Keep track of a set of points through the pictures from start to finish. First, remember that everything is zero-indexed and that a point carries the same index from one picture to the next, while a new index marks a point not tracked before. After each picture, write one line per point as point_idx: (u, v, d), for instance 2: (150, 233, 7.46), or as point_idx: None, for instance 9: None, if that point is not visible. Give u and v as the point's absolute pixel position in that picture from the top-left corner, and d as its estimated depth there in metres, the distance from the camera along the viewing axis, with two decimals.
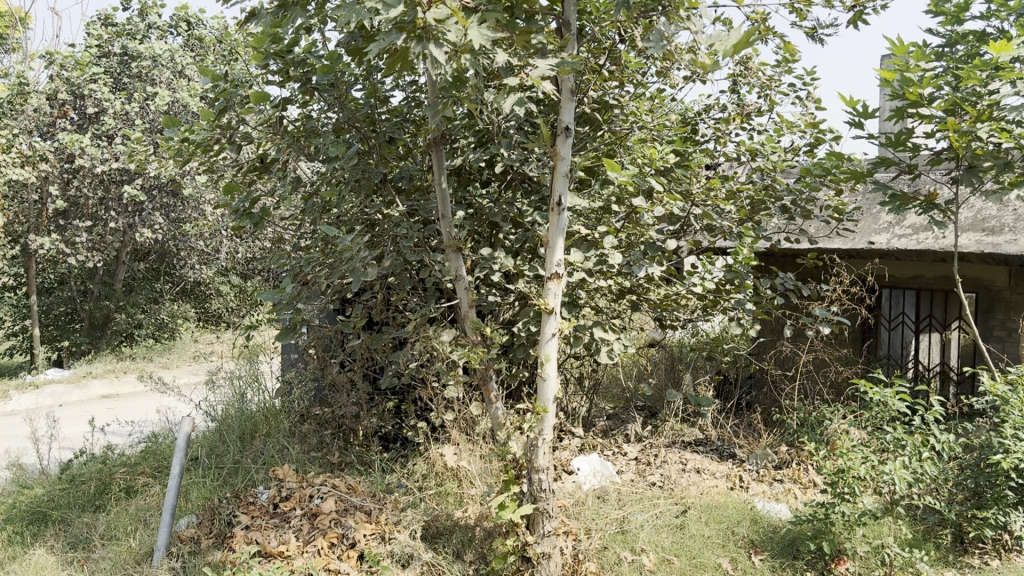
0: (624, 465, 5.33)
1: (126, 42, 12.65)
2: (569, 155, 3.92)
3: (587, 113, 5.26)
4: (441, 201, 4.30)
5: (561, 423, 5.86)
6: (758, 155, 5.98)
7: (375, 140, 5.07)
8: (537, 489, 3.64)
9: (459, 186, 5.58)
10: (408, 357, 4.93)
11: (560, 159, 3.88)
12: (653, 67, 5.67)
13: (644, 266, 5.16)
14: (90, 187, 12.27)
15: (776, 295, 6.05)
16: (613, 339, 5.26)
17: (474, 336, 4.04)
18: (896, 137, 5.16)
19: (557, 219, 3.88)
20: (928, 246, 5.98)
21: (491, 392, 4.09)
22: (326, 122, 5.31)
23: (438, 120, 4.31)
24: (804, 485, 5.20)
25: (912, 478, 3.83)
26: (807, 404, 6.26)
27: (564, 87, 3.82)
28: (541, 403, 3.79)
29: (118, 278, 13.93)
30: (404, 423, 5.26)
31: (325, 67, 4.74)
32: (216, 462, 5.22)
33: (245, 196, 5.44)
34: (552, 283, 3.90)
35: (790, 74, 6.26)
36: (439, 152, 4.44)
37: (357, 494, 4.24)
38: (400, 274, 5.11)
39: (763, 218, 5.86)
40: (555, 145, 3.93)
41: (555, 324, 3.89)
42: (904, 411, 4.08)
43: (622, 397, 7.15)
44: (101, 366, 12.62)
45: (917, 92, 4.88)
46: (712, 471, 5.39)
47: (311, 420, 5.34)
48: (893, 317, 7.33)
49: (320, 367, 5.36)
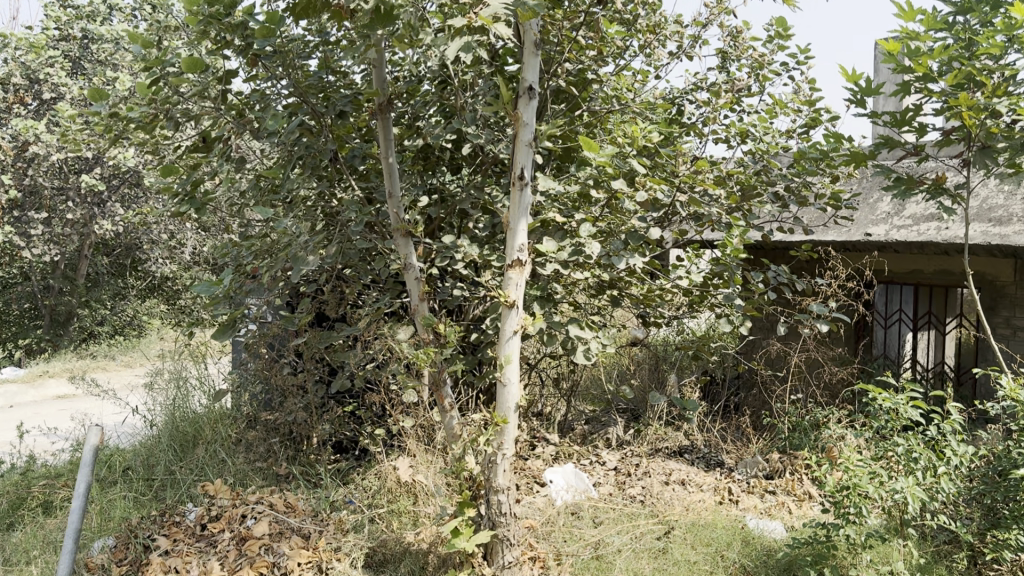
0: (601, 477, 4.84)
1: (86, 25, 12.04)
2: (533, 121, 3.45)
3: (565, 88, 4.76)
4: (388, 178, 3.75)
5: (534, 429, 5.37)
6: (749, 137, 5.52)
7: (327, 116, 4.58)
8: (497, 512, 3.16)
9: (426, 169, 5.12)
10: (362, 357, 4.43)
11: (523, 126, 3.41)
12: (634, 42, 5.16)
13: (624, 257, 4.57)
14: (46, 176, 11.66)
15: (768, 290, 5.51)
16: (591, 336, 4.69)
17: (427, 334, 3.51)
18: (902, 114, 4.69)
19: (520, 196, 3.39)
20: (931, 238, 5.53)
21: (446, 399, 3.45)
22: (275, 99, 4.82)
23: (386, 85, 3.76)
24: (799, 497, 4.74)
25: (927, 496, 3.36)
26: (800, 408, 5.81)
27: (526, 41, 3.37)
28: (501, 411, 3.30)
29: (80, 273, 13.44)
30: (361, 430, 4.77)
31: (266, 31, 4.20)
32: (146, 475, 4.72)
33: (186, 179, 4.93)
34: (512, 272, 3.40)
35: (782, 51, 5.80)
36: (387, 122, 3.89)
37: (296, 514, 3.76)
38: (355, 265, 4.62)
39: (756, 206, 5.39)
40: (517, 110, 3.45)
41: (516, 319, 3.39)
42: (917, 419, 3.59)
43: (602, 400, 6.68)
44: (60, 365, 12.03)
45: (926, 64, 4.42)
46: (699, 483, 4.87)
47: (258, 426, 4.84)
48: (889, 314, 6.96)
49: (267, 368, 4.86)
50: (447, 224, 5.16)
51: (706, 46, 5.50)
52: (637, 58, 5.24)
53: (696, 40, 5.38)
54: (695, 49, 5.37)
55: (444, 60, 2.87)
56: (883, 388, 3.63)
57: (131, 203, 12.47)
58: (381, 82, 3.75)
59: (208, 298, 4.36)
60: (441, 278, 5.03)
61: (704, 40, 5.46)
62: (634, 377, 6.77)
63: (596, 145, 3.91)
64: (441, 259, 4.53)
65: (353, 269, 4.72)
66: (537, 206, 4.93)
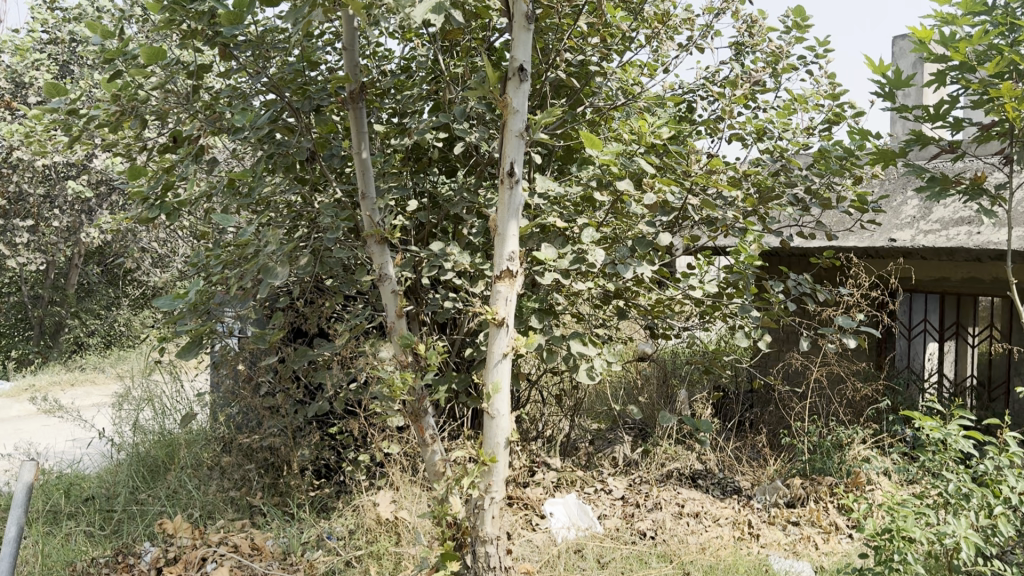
0: (607, 508, 4.41)
1: (74, 27, 11.64)
2: (525, 109, 3.04)
3: (566, 81, 4.33)
4: (362, 177, 3.31)
5: (534, 452, 4.94)
6: (766, 135, 5.10)
7: (304, 112, 4.16)
8: (484, 566, 2.82)
9: (418, 170, 4.73)
10: (342, 378, 4.02)
11: (513, 114, 3.01)
12: (640, 33, 4.75)
13: (631, 265, 4.14)
14: (32, 183, 11.29)
15: (788, 300, 5.06)
16: (594, 353, 4.25)
17: (407, 356, 3.09)
18: (936, 107, 4.25)
19: (510, 196, 2.99)
20: (961, 244, 5.09)
21: (427, 431, 2.99)
22: (250, 94, 4.41)
23: (358, 69, 3.33)
24: (826, 529, 4.32)
25: (983, 543, 2.92)
26: (822, 427, 5.38)
27: (516, 13, 2.95)
28: (488, 448, 2.89)
29: (72, 282, 13.13)
30: (343, 456, 4.35)
31: (231, 14, 3.74)
32: (106, 504, 4.32)
33: (155, 183, 4.53)
34: (500, 284, 2.98)
35: (799, 44, 5.34)
36: (360, 109, 3.44)
37: (262, 558, 3.41)
38: (336, 276, 4.21)
39: (775, 208, 4.91)
40: (505, 95, 3.05)
41: (506, 340, 2.97)
42: (969, 452, 3.15)
43: (607, 418, 6.25)
44: (46, 378, 11.64)
45: (965, 49, 3.97)
46: (716, 515, 4.42)
47: (233, 451, 4.44)
48: (913, 325, 6.47)
49: (242, 387, 4.46)
50: (440, 231, 4.78)
51: (718, 36, 5.08)
52: (645, 51, 4.84)
53: (708, 30, 4.97)
54: (706, 40, 4.96)
55: (414, 21, 2.91)
56: (928, 415, 3.22)
57: (121, 210, 12.01)
58: (353, 66, 3.32)
59: (172, 314, 3.95)
60: (434, 289, 4.64)
61: (716, 30, 5.04)
62: (642, 392, 6.35)
63: (602, 144, 3.47)
64: (431, 268, 4.11)
65: (335, 280, 4.31)
66: (536, 210, 4.52)
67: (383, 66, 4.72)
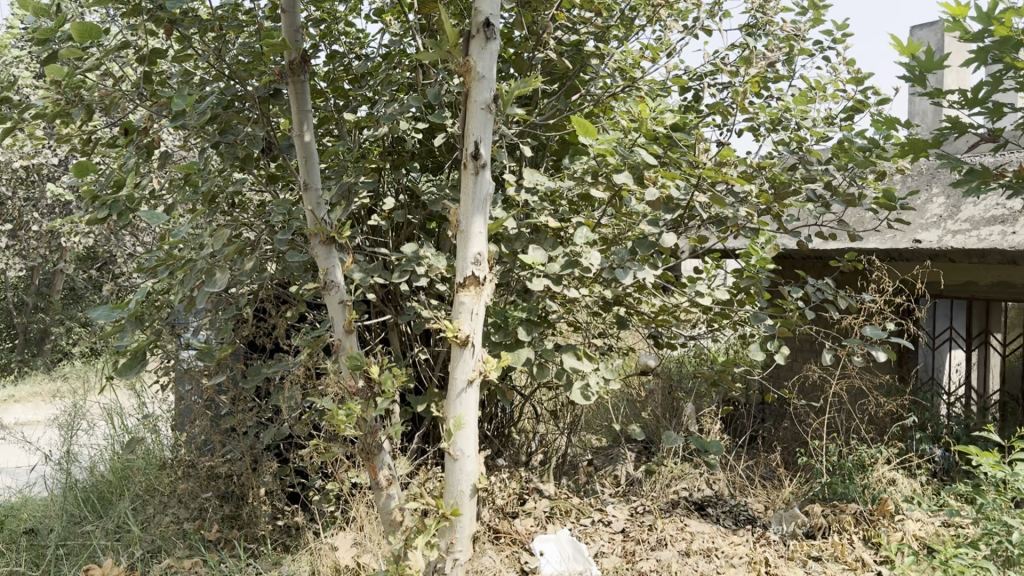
0: (606, 544, 3.93)
1: None
2: (491, 76, 2.66)
3: (556, 62, 3.83)
4: (305, 166, 2.86)
5: (525, 475, 4.47)
6: (781, 126, 4.60)
7: (257, 97, 3.66)
8: None
9: (394, 165, 4.25)
10: (301, 400, 3.54)
11: (477, 81, 2.63)
12: (644, 11, 4.25)
13: (631, 270, 3.63)
14: (9, 185, 10.82)
15: (807, 308, 4.56)
16: (590, 369, 3.76)
17: (355, 380, 2.62)
18: (976, 90, 3.72)
19: (475, 182, 2.61)
20: (994, 244, 4.64)
21: (380, 471, 2.65)
22: (201, 80, 3.90)
23: (299, 36, 2.86)
24: (852, 567, 3.81)
25: None
26: (844, 448, 4.87)
27: None
28: (451, 497, 2.59)
29: (56, 287, 12.65)
30: (308, 484, 3.88)
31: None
32: (41, 540, 3.87)
33: (100, 179, 4.05)
34: (466, 292, 2.60)
35: (815, 27, 4.82)
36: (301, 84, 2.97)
37: None
38: (297, 284, 3.73)
39: (792, 205, 4.40)
40: (467, 56, 2.68)
41: (471, 363, 2.61)
42: None
43: (609, 434, 5.77)
44: (27, 388, 11.17)
45: (1010, 22, 3.46)
46: (728, 553, 3.93)
47: (187, 479, 3.98)
48: (936, 334, 5.97)
49: (196, 408, 3.99)
50: (420, 231, 4.31)
51: (728, 17, 4.58)
52: (647, 32, 4.33)
53: (716, 10, 4.48)
54: (714, 21, 4.46)
55: None
56: None
57: None
58: (293, 33, 2.88)
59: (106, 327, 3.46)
60: (411, 296, 4.17)
61: (726, 10, 4.54)
62: (645, 407, 5.85)
63: (595, 129, 3.07)
64: (402, 273, 3.62)
65: (297, 287, 3.83)
66: (525, 208, 4.02)
67: (356, 49, 4.23)
